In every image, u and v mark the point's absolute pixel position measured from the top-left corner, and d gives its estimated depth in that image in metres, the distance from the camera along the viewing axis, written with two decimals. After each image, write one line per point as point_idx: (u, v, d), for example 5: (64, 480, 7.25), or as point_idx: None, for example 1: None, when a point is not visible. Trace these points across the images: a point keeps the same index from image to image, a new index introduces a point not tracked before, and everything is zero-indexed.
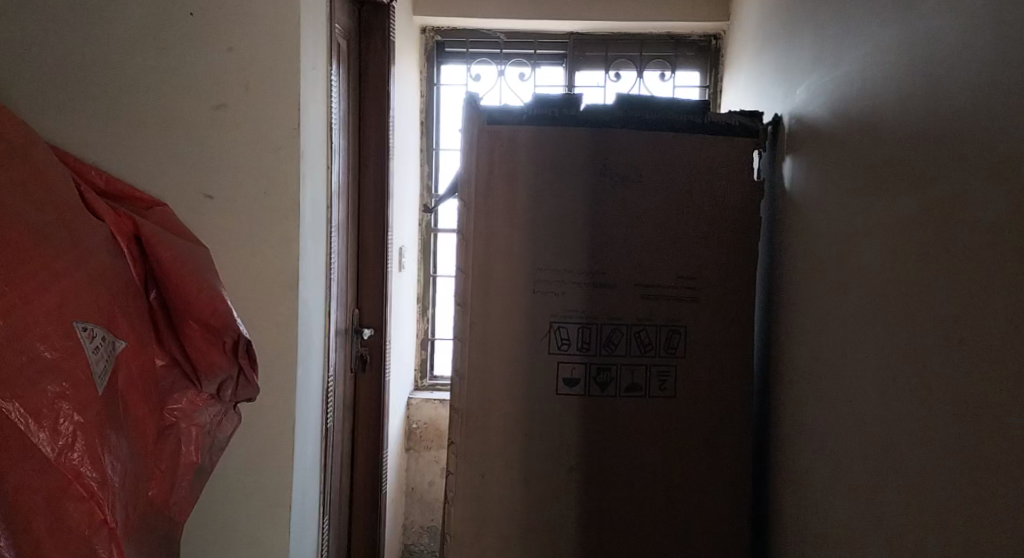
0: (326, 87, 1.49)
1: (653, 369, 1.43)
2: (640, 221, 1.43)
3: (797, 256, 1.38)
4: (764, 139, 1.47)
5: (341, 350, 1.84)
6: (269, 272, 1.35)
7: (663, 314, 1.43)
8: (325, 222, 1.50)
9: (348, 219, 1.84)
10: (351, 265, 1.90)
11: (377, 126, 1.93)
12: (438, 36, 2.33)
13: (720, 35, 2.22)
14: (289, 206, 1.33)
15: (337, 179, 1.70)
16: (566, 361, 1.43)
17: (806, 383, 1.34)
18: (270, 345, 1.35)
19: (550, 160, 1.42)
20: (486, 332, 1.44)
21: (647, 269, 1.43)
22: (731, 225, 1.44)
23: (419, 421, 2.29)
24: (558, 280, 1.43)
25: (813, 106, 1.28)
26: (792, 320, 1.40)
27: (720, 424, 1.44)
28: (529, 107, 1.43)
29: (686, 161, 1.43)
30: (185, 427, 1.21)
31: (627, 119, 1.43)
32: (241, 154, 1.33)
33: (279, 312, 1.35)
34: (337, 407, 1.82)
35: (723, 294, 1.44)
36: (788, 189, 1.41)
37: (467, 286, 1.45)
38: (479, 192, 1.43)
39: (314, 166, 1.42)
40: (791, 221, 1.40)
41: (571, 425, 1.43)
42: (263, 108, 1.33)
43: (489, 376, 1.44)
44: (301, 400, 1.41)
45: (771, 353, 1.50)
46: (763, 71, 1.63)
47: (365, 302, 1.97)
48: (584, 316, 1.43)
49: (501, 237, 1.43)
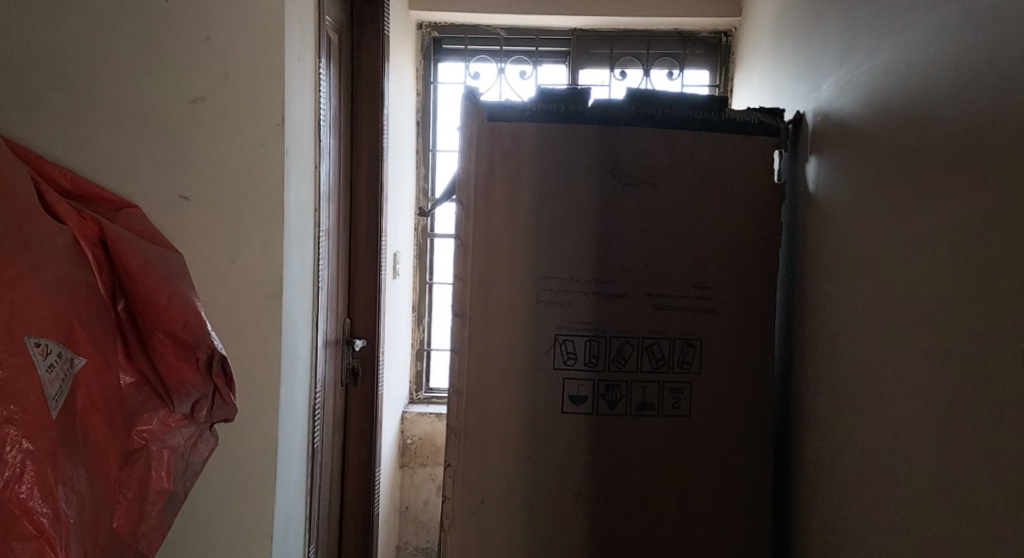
0: (314, 82, 1.39)
1: (666, 386, 1.32)
2: (652, 226, 1.32)
3: (822, 263, 1.27)
4: (785, 138, 1.36)
5: (330, 362, 1.72)
6: (249, 280, 1.23)
7: (678, 326, 1.32)
8: (312, 226, 1.39)
9: (338, 223, 1.73)
10: (342, 272, 1.80)
11: (370, 125, 1.83)
12: (435, 32, 2.23)
13: (731, 32, 2.12)
14: (271, 209, 1.22)
15: (327, 180, 1.59)
16: (572, 377, 1.32)
17: (832, 401, 1.23)
18: (251, 359, 1.24)
19: (554, 160, 1.32)
20: (486, 345, 1.33)
21: (659, 278, 1.32)
22: (750, 230, 1.33)
23: (414, 436, 2.18)
24: (564, 289, 1.32)
25: (842, 101, 1.18)
26: (817, 333, 1.29)
27: (737, 446, 1.33)
28: (532, 102, 1.33)
29: (701, 161, 1.33)
30: (156, 451, 1.08)
31: (638, 115, 1.32)
32: (219, 152, 1.22)
33: (260, 323, 1.24)
34: (326, 425, 1.70)
35: (741, 304, 1.33)
36: (813, 191, 1.31)
37: (466, 296, 1.34)
38: (478, 194, 1.33)
39: (300, 166, 1.31)
40: (816, 225, 1.30)
41: (577, 447, 1.32)
42: (243, 102, 1.22)
43: (488, 393, 1.33)
44: (285, 420, 1.29)
45: (792, 368, 1.39)
46: (781, 66, 1.53)
47: (357, 311, 1.86)
48: (592, 328, 1.32)
49: (502, 242, 1.33)
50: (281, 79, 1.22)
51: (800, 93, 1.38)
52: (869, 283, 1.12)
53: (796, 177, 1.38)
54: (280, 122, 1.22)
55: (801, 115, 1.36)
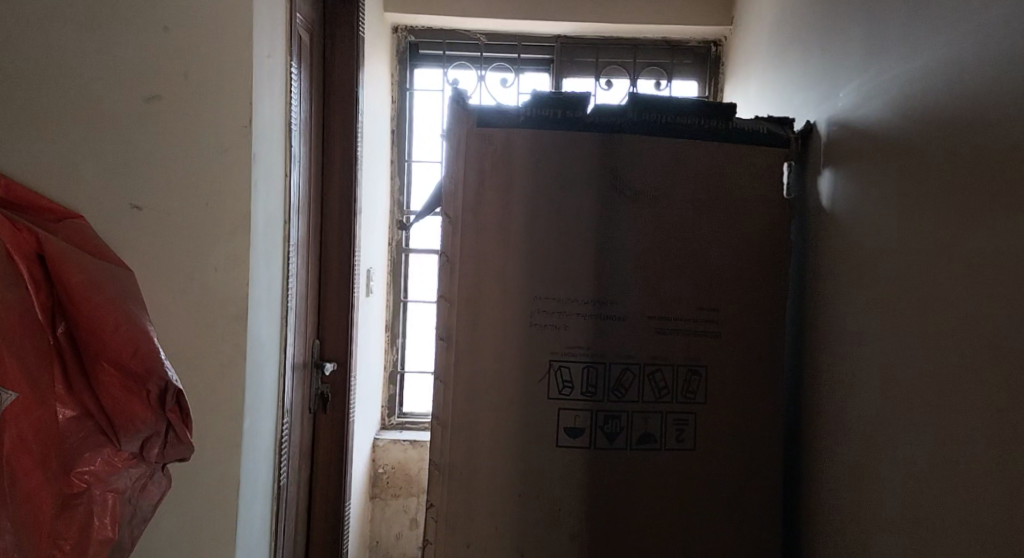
0: (286, 79, 1.25)
1: (669, 418, 1.23)
2: (654, 242, 1.23)
3: (838, 284, 1.19)
4: (795, 149, 1.29)
5: (298, 387, 1.58)
6: (209, 300, 1.09)
7: (681, 351, 1.23)
8: (282, 239, 1.26)
9: (308, 236, 1.60)
10: (312, 288, 1.66)
11: (343, 132, 1.71)
12: (411, 37, 2.12)
13: (721, 41, 2.06)
14: (237, 219, 1.09)
15: (297, 190, 1.45)
16: (568, 407, 1.22)
17: (848, 433, 1.15)
18: (210, 389, 1.09)
19: (550, 170, 1.22)
20: (475, 371, 1.22)
21: (661, 299, 1.23)
22: (757, 250, 1.25)
23: (386, 465, 2.04)
24: (559, 311, 1.22)
25: (866, 109, 1.10)
26: (830, 359, 1.21)
27: (745, 481, 1.24)
28: (525, 107, 1.23)
29: (706, 173, 1.24)
30: (99, 494, 0.93)
31: (639, 122, 1.23)
32: (177, 156, 1.09)
33: (222, 348, 1.09)
34: (292, 457, 1.55)
35: (749, 327, 1.25)
36: (827, 206, 1.23)
37: (452, 318, 1.23)
38: (467, 205, 1.23)
39: (270, 172, 1.18)
40: (830, 243, 1.22)
41: (573, 485, 1.21)
42: (206, 101, 1.09)
43: (476, 425, 1.22)
44: (251, 458, 1.15)
45: (802, 395, 1.31)
46: (785, 75, 1.45)
47: (327, 332, 1.72)
48: (589, 354, 1.22)
49: (492, 258, 1.22)
50: (250, 75, 1.09)
51: (810, 101, 1.31)
52: (893, 306, 1.04)
53: (805, 191, 1.31)
54: (248, 121, 1.09)
55: (811, 125, 1.29)
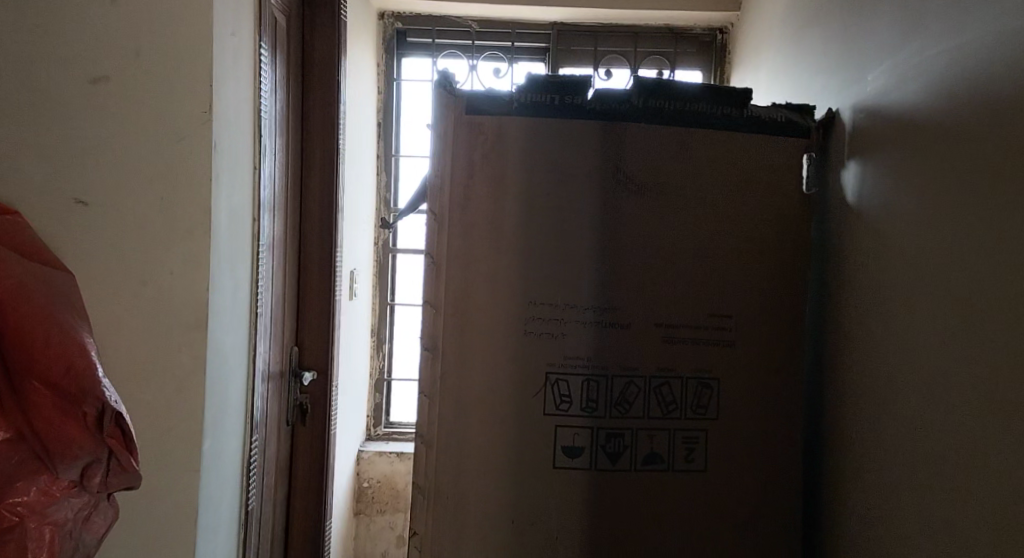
0: (256, 60, 1.13)
1: (677, 436, 1.11)
2: (661, 242, 1.12)
3: (866, 288, 1.07)
4: (816, 140, 1.18)
5: (273, 399, 1.46)
6: (159, 307, 0.96)
7: (691, 362, 1.12)
8: (252, 238, 1.14)
9: (285, 235, 1.48)
10: (290, 291, 1.54)
11: (323, 123, 1.58)
12: (399, 23, 2.00)
13: (727, 29, 1.95)
14: (193, 215, 0.96)
15: (270, 185, 1.33)
16: (566, 424, 1.10)
17: (877, 454, 1.04)
18: (163, 409, 0.96)
19: (546, 161, 1.10)
20: (463, 384, 1.10)
21: (669, 304, 1.12)
22: (774, 251, 1.14)
23: (371, 479, 1.92)
24: (557, 318, 1.10)
25: (903, 92, 0.99)
26: (857, 371, 1.09)
27: (759, 505, 1.13)
28: (519, 92, 1.11)
29: (718, 166, 1.13)
30: (34, 528, 0.81)
31: (646, 109, 1.12)
32: (126, 142, 0.95)
33: (178, 362, 0.96)
34: (266, 475, 1.43)
35: (764, 336, 1.13)
36: (852, 202, 1.11)
37: (438, 325, 1.12)
38: (455, 201, 1.11)
39: (236, 164, 1.05)
40: (856, 243, 1.10)
41: (572, 510, 1.10)
42: (160, 82, 0.95)
43: (464, 444, 1.10)
44: (214, 484, 1.02)
45: (824, 410, 1.19)
46: (802, 60, 1.34)
47: (306, 339, 1.60)
48: (590, 366, 1.11)
49: (482, 259, 1.10)
50: (210, 52, 0.95)
51: (832, 87, 1.20)
52: (930, 314, 0.92)
53: (827, 185, 1.19)
54: (208, 106, 0.96)
55: (834, 113, 1.17)
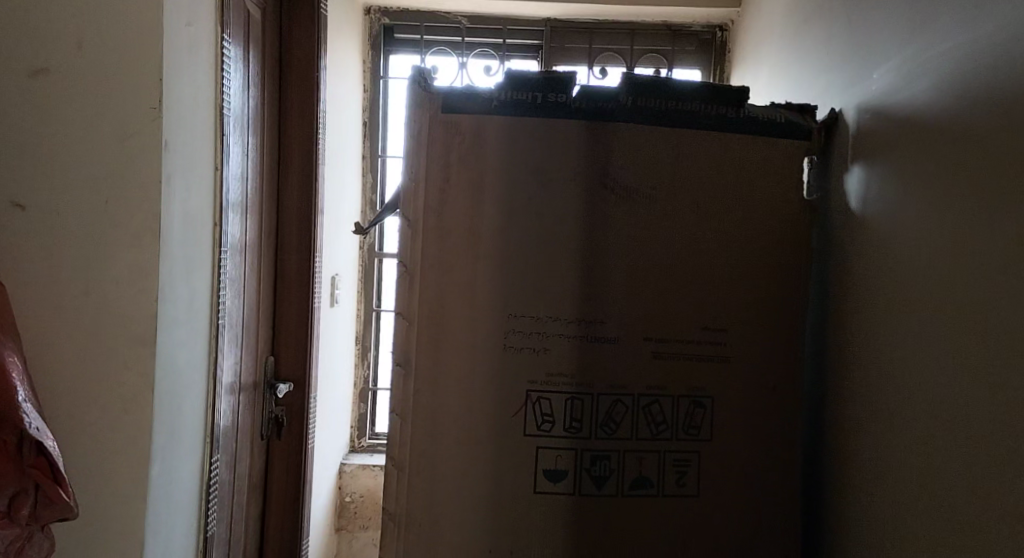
0: (218, 52, 1.05)
1: (667, 458, 1.03)
2: (650, 250, 1.04)
3: (871, 301, 0.99)
4: (818, 142, 1.10)
5: (245, 412, 1.39)
6: (105, 318, 0.89)
7: (682, 379, 1.04)
8: (213, 243, 1.06)
9: (258, 240, 1.40)
10: (265, 298, 1.47)
11: (301, 122, 1.51)
12: (386, 19, 1.93)
13: (727, 26, 1.87)
14: (141, 220, 0.89)
15: (238, 188, 1.26)
16: (548, 445, 1.02)
17: (882, 482, 0.96)
18: (110, 429, 0.89)
19: (528, 164, 1.03)
20: (437, 402, 1.03)
21: (658, 317, 1.04)
22: (772, 261, 1.06)
23: (353, 493, 1.85)
24: (539, 331, 1.03)
25: (910, 90, 0.91)
26: (861, 392, 1.01)
27: (754, 533, 1.05)
28: (499, 89, 1.03)
29: (712, 169, 1.05)
30: None
31: (635, 108, 1.04)
32: (69, 141, 0.88)
33: (125, 378, 0.89)
34: (236, 493, 1.36)
35: (761, 351, 1.06)
36: (856, 208, 1.03)
37: (411, 339, 1.04)
38: (429, 206, 1.03)
39: (192, 165, 0.97)
40: (860, 253, 1.02)
41: (553, 538, 1.02)
42: (105, 75, 0.88)
43: (438, 466, 1.02)
44: (165, 510, 0.95)
45: (824, 431, 1.11)
46: (804, 56, 1.26)
47: (282, 349, 1.53)
48: (574, 383, 1.03)
49: (459, 269, 1.02)
50: (160, 43, 0.88)
51: (835, 85, 1.12)
52: (941, 334, 0.84)
53: (828, 190, 1.11)
54: (159, 101, 0.88)
55: (837, 113, 1.09)
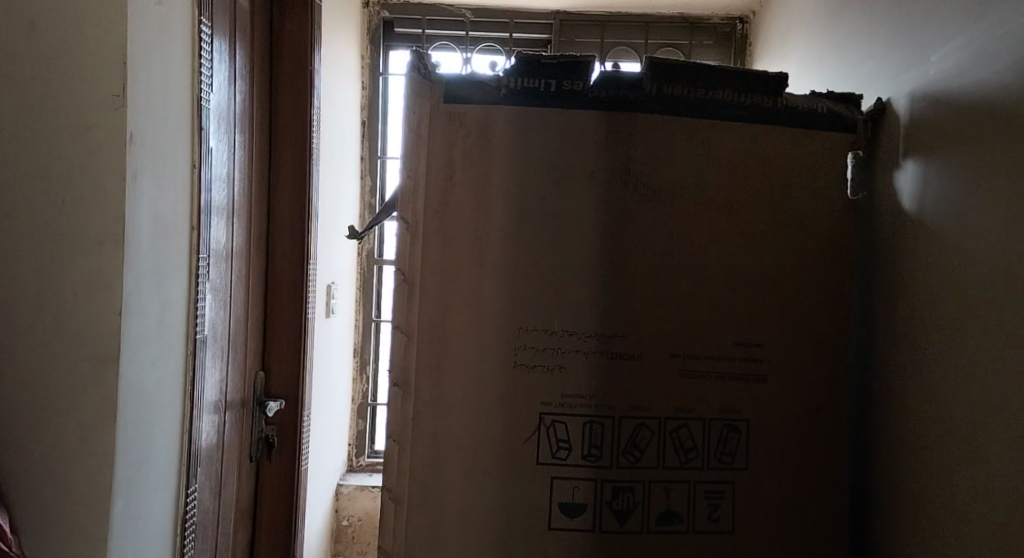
0: (197, 38, 0.95)
1: (698, 489, 0.92)
2: (677, 256, 0.93)
3: (928, 312, 0.88)
4: (863, 134, 0.98)
5: (233, 432, 1.28)
6: (63, 335, 0.79)
7: (713, 401, 0.93)
8: (192, 248, 0.96)
9: (246, 245, 1.29)
10: (255, 309, 1.36)
11: (293, 119, 1.40)
12: (385, 13, 1.83)
13: (747, 18, 1.78)
14: (105, 223, 0.78)
15: (222, 189, 1.15)
16: (564, 476, 0.91)
17: (947, 520, 0.84)
18: (68, 461, 0.79)
19: (541, 160, 0.92)
20: (438, 427, 0.92)
21: (686, 331, 0.93)
22: (813, 268, 0.95)
23: (352, 517, 1.74)
24: (553, 348, 0.92)
25: (976, 74, 0.80)
26: (917, 415, 0.90)
27: None
28: (508, 76, 0.92)
29: (746, 165, 0.94)
30: None
31: (660, 96, 0.93)
32: (23, 135, 0.78)
33: (86, 402, 0.79)
34: (221, 521, 1.24)
35: (803, 369, 0.94)
36: (908, 208, 0.92)
37: (410, 357, 0.92)
38: (429, 206, 0.92)
39: (164, 161, 0.87)
40: (913, 258, 0.91)
41: None
42: (64, 60, 0.78)
43: (441, 498, 0.91)
44: (132, 553, 0.84)
45: (870, 458, 0.99)
46: (840, 42, 1.16)
47: (273, 363, 1.42)
48: (593, 406, 0.92)
49: (463, 277, 0.92)
50: (124, 23, 0.78)
51: (879, 72, 1.01)
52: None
53: (874, 189, 1.00)
54: (122, 89, 0.78)
55: (884, 102, 0.98)
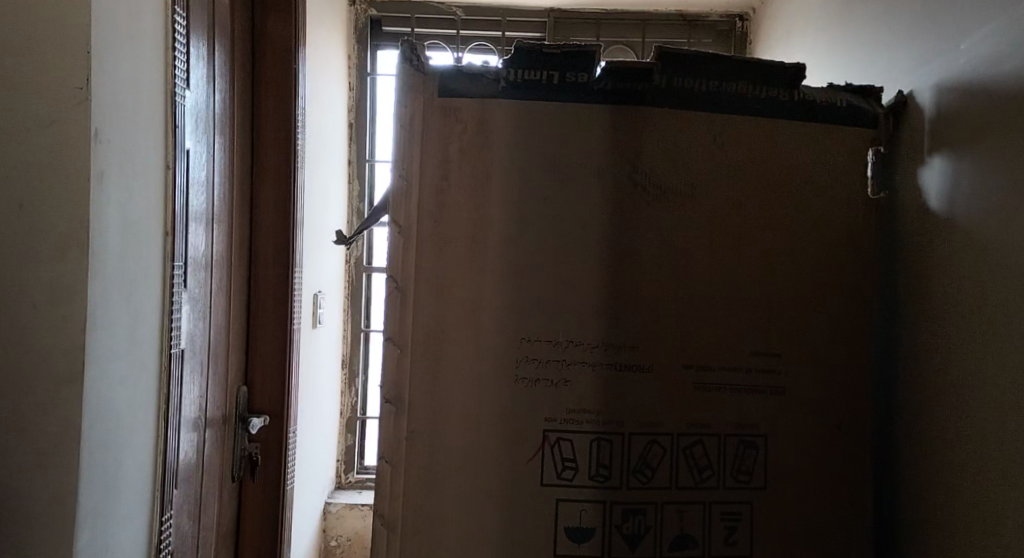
0: (171, 29, 0.88)
1: (713, 511, 0.86)
2: (689, 261, 0.87)
3: (958, 319, 0.82)
4: (884, 130, 0.93)
5: (213, 452, 1.20)
6: (22, 352, 0.72)
7: (730, 416, 0.87)
8: (166, 254, 0.89)
9: (226, 253, 1.22)
10: (237, 320, 1.28)
11: (277, 120, 1.33)
12: (373, 11, 1.77)
13: (745, 16, 1.73)
14: (66, 228, 0.71)
15: (201, 194, 1.08)
16: (571, 498, 0.84)
17: (980, 541, 0.78)
18: (25, 490, 0.71)
19: (543, 158, 0.85)
20: (434, 447, 0.85)
21: (700, 340, 0.87)
22: (833, 272, 0.89)
23: (340, 537, 1.66)
24: (558, 360, 0.85)
25: (1010, 63, 0.75)
26: (947, 428, 0.84)
27: None
28: (507, 68, 0.86)
29: (761, 162, 0.88)
30: None
31: (669, 89, 0.87)
32: None
33: (45, 426, 0.71)
34: (200, 548, 1.16)
35: (823, 380, 0.88)
36: (935, 207, 0.86)
37: (403, 371, 0.85)
38: (424, 208, 0.85)
39: (134, 160, 0.80)
40: (940, 261, 0.85)
41: None
42: (22, 50, 0.71)
43: (437, 524, 0.84)
44: None
45: (895, 473, 0.93)
46: (852, 36, 1.11)
47: (256, 377, 1.34)
48: (601, 423, 0.85)
49: (461, 284, 0.85)
50: (89, 10, 0.71)
51: (898, 64, 0.96)
52: None
53: (895, 187, 0.94)
54: (86, 82, 0.71)
55: (906, 96, 0.92)
